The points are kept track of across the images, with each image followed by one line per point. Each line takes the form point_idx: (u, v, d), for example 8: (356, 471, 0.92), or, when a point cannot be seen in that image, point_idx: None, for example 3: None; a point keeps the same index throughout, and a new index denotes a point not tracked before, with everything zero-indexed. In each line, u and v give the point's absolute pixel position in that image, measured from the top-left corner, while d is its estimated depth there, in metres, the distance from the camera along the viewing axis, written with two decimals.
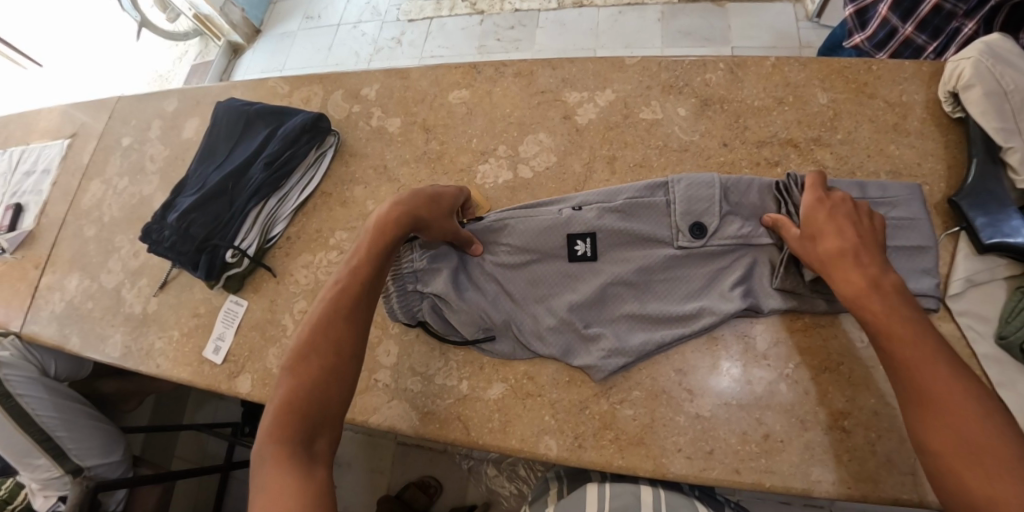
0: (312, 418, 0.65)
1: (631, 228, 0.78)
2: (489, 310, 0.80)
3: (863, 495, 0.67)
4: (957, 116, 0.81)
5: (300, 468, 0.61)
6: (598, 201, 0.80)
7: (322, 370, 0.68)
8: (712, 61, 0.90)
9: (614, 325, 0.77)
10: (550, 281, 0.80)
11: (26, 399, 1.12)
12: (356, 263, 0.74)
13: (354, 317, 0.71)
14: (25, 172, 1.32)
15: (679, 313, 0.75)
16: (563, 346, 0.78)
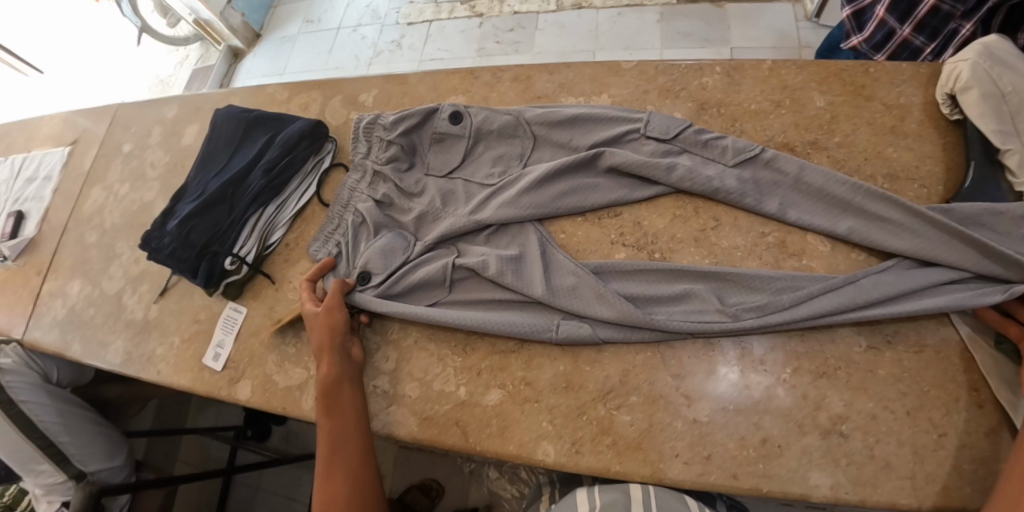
0: None
1: (570, 308, 0.79)
2: (411, 173, 0.91)
3: (862, 500, 0.67)
4: (955, 118, 0.81)
5: None
6: (535, 333, 0.79)
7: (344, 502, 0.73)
8: (709, 65, 0.90)
9: (479, 119, 0.90)
10: (426, 206, 0.88)
11: (30, 405, 1.12)
12: (327, 401, 0.78)
13: (349, 445, 0.76)
14: (27, 179, 1.33)
15: (527, 140, 0.89)
16: (501, 134, 0.90)
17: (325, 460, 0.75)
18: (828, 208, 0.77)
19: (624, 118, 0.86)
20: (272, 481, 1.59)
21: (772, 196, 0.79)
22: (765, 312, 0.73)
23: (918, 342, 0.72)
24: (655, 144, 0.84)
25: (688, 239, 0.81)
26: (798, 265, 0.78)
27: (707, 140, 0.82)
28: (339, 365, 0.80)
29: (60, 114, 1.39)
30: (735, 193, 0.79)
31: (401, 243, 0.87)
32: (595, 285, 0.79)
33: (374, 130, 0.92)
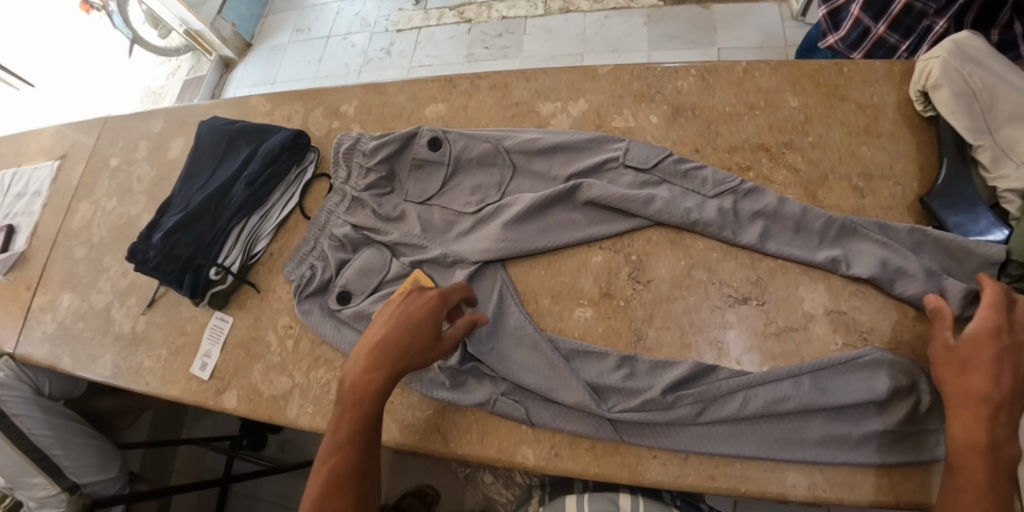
0: None
1: (517, 382, 0.77)
2: (390, 199, 0.91)
3: (839, 498, 0.67)
4: (929, 114, 0.81)
5: None
6: (468, 399, 0.78)
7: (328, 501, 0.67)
8: (684, 69, 0.91)
9: (458, 146, 0.90)
10: (402, 233, 0.88)
11: (21, 418, 1.13)
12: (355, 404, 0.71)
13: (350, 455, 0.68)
14: (17, 194, 1.34)
15: (506, 168, 0.89)
16: (482, 162, 0.90)
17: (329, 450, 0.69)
18: (801, 237, 0.77)
19: (605, 146, 0.86)
20: (268, 490, 1.59)
21: (749, 225, 0.79)
22: (748, 385, 0.71)
23: (893, 340, 0.72)
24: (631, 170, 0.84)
25: (664, 242, 0.82)
26: (774, 266, 0.78)
27: (687, 167, 0.82)
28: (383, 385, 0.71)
29: (49, 129, 1.41)
30: (715, 225, 0.78)
31: (377, 262, 0.88)
32: (552, 357, 0.77)
33: (356, 154, 0.93)
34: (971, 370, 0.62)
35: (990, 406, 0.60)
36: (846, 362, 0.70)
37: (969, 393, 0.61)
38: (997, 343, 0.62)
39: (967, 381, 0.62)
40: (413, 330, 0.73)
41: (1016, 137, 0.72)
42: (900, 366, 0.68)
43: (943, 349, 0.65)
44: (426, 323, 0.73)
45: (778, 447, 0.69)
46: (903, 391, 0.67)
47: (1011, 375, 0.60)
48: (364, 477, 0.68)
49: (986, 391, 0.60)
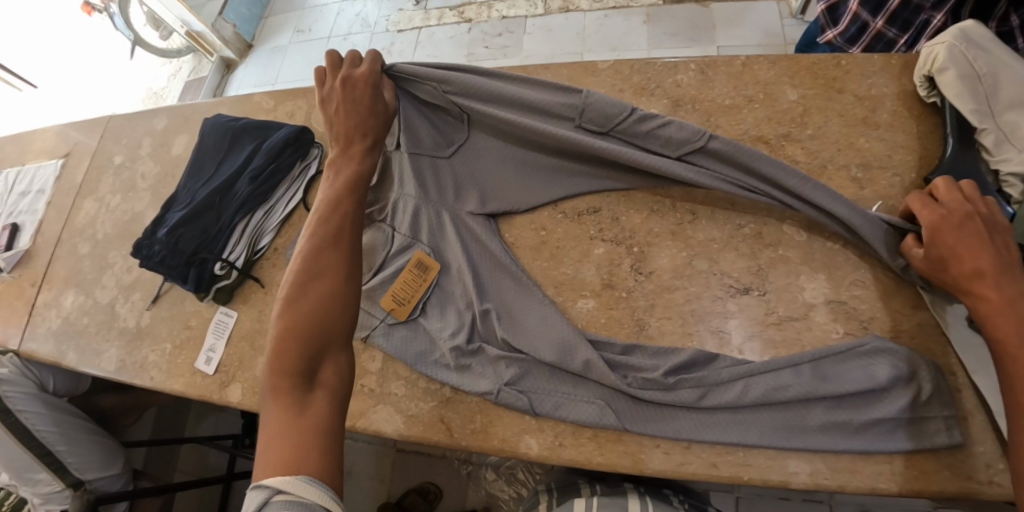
0: (311, 347, 0.64)
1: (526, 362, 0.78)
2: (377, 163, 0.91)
3: (840, 485, 0.68)
4: (931, 100, 0.82)
5: (296, 399, 0.60)
6: (480, 388, 0.78)
7: (316, 295, 0.67)
8: (683, 62, 0.92)
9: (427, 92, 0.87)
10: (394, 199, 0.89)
11: (26, 414, 1.13)
12: (330, 209, 0.75)
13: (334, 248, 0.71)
14: (21, 192, 1.35)
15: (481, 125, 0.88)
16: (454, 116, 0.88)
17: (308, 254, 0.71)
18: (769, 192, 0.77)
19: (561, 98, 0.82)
20: None
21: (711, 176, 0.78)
22: (751, 373, 0.72)
23: (892, 329, 0.73)
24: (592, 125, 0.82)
25: (665, 233, 0.83)
26: (774, 256, 0.79)
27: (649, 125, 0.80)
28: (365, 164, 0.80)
29: (53, 127, 1.41)
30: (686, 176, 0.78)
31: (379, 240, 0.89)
32: (563, 339, 0.77)
33: None
34: (953, 265, 0.65)
35: (990, 281, 0.62)
36: (846, 351, 0.71)
37: (964, 280, 0.64)
38: (954, 228, 0.65)
39: (960, 269, 0.64)
40: (369, 111, 0.81)
41: (1019, 122, 0.73)
42: (900, 355, 0.69)
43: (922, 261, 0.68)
44: (375, 102, 0.82)
45: (780, 434, 0.70)
46: (904, 379, 0.68)
47: (985, 245, 0.63)
48: (347, 267, 0.71)
49: (980, 270, 0.63)
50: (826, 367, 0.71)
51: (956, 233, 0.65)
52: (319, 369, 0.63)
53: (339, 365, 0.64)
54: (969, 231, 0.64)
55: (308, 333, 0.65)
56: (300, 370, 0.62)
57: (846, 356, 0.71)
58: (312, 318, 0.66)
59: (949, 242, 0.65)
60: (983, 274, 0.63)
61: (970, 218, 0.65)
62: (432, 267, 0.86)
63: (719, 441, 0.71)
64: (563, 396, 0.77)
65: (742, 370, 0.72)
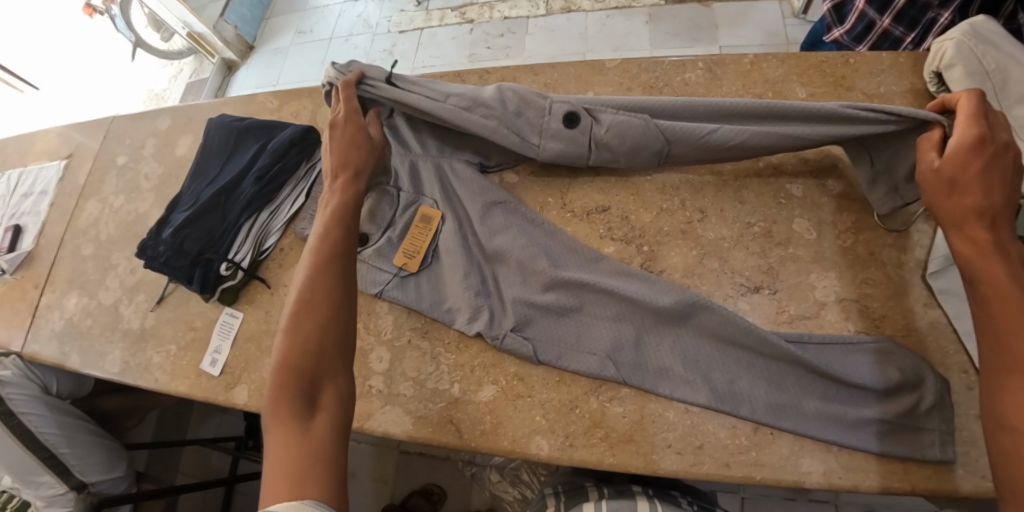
0: (310, 373, 0.63)
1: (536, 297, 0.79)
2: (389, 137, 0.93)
3: (855, 485, 0.67)
4: (942, 95, 0.82)
5: (298, 425, 0.60)
6: (482, 334, 0.81)
7: (314, 321, 0.66)
8: (691, 61, 0.92)
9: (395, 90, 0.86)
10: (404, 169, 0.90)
11: (29, 416, 1.13)
12: (325, 234, 0.73)
13: (330, 272, 0.70)
14: (23, 194, 1.34)
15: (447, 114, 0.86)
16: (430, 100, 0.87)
17: (305, 278, 0.69)
18: (750, 104, 0.75)
19: (514, 122, 0.83)
20: None
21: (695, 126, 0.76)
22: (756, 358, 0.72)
23: (906, 327, 0.72)
24: (571, 103, 0.81)
25: (675, 232, 0.82)
26: (784, 254, 0.78)
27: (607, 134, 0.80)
28: (358, 192, 0.78)
29: (55, 129, 1.41)
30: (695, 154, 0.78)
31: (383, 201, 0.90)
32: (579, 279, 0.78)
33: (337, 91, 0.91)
34: (963, 190, 0.62)
35: (987, 221, 0.60)
36: (852, 347, 0.71)
37: (965, 212, 0.61)
38: (983, 151, 0.61)
39: (964, 203, 0.61)
40: (354, 145, 0.81)
41: None
42: (907, 361, 0.68)
43: (931, 173, 0.65)
44: (358, 137, 0.81)
45: (775, 414, 0.70)
46: (908, 385, 0.68)
47: (1001, 183, 0.61)
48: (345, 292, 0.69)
49: (987, 207, 0.60)
50: (831, 351, 0.71)
51: (979, 157, 0.61)
52: (317, 394, 0.63)
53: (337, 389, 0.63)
54: (994, 165, 0.61)
55: (307, 359, 0.64)
56: (300, 397, 0.61)
57: (851, 351, 0.71)
58: (310, 344, 0.65)
59: (965, 166, 0.62)
60: (989, 211, 0.60)
61: (1002, 154, 0.61)
62: (435, 217, 0.87)
63: (714, 404, 0.72)
64: (566, 322, 0.79)
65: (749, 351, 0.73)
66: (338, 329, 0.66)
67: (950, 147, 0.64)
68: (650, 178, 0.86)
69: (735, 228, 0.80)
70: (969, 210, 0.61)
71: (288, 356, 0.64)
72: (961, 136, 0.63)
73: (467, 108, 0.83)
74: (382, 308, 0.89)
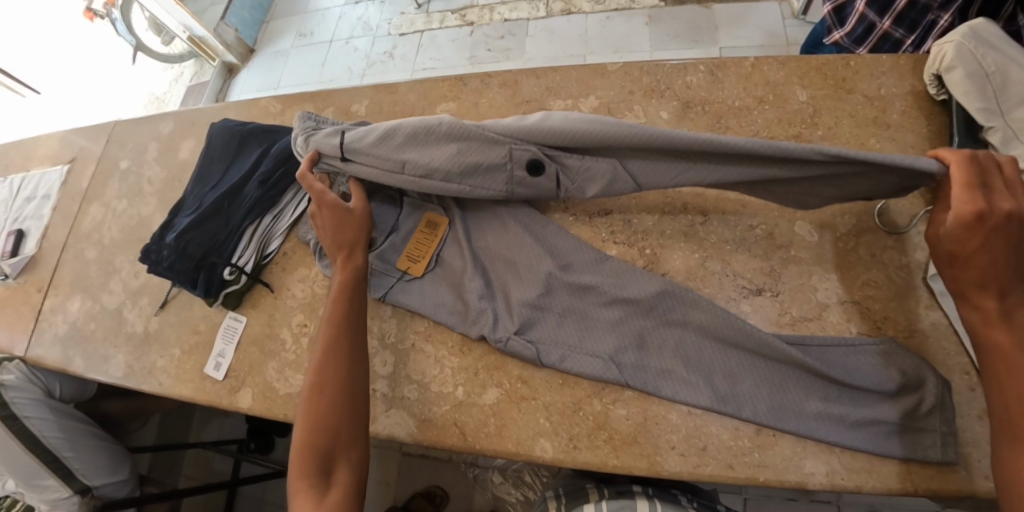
0: (324, 453, 0.72)
1: (538, 296, 0.79)
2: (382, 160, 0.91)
3: (858, 486, 0.67)
4: (941, 98, 0.82)
5: (312, 499, 0.69)
6: (486, 337, 0.81)
7: (327, 403, 0.74)
8: (692, 64, 0.92)
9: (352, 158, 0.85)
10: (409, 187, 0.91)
11: (32, 420, 1.12)
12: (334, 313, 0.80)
13: (340, 355, 0.77)
14: (26, 198, 1.35)
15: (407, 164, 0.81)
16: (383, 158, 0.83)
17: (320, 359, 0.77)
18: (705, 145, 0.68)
19: (468, 176, 0.79)
20: (278, 495, 1.58)
21: (665, 171, 0.73)
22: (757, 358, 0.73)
23: (908, 328, 0.73)
24: (534, 151, 0.77)
25: (677, 235, 0.82)
26: (786, 257, 0.79)
27: (579, 181, 0.77)
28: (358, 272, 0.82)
29: (57, 133, 1.41)
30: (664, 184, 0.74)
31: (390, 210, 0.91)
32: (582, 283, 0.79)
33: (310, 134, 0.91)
34: (965, 265, 0.61)
35: (994, 292, 0.60)
36: (854, 347, 0.72)
37: (969, 285, 0.62)
38: (980, 230, 0.59)
39: (968, 275, 0.61)
40: (341, 226, 0.84)
41: None
42: (908, 361, 0.69)
43: (934, 242, 0.64)
44: (341, 217, 0.84)
45: (775, 415, 0.70)
46: (910, 387, 0.68)
47: (1006, 251, 0.59)
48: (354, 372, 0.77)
49: (989, 282, 0.60)
50: (832, 353, 0.72)
51: (977, 235, 0.60)
52: (331, 469, 0.72)
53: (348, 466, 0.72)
54: (994, 239, 0.59)
55: (322, 439, 0.73)
56: (316, 473, 0.71)
57: (852, 353, 0.71)
58: (325, 424, 0.73)
59: (965, 242, 0.60)
60: (996, 283, 0.60)
61: (1003, 227, 0.58)
62: (442, 224, 0.88)
63: (717, 406, 0.72)
64: (568, 323, 0.79)
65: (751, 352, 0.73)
66: (349, 409, 0.75)
67: (948, 222, 0.62)
68: None
69: (737, 231, 0.81)
70: (972, 284, 0.61)
71: (307, 434, 0.73)
72: (956, 214, 0.61)
73: (426, 176, 0.80)
74: (386, 311, 0.89)
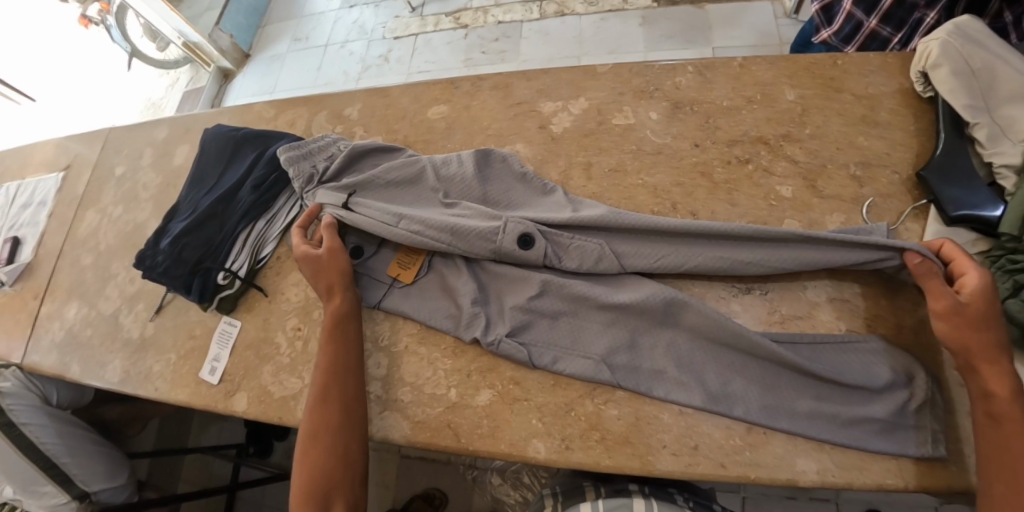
0: (320, 485, 0.73)
1: (531, 298, 0.80)
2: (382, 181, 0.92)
3: (849, 483, 0.68)
4: (929, 95, 0.83)
5: None
6: (478, 340, 0.81)
7: (325, 440, 0.75)
8: (682, 65, 0.93)
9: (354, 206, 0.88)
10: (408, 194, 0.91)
11: (30, 427, 1.12)
12: (326, 351, 0.80)
13: (335, 393, 0.77)
14: (22, 205, 1.35)
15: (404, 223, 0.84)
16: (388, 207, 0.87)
17: (316, 397, 0.78)
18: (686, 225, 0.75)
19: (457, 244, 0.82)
20: (276, 499, 1.58)
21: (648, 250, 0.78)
22: (750, 359, 0.73)
23: (898, 326, 0.73)
24: (525, 224, 0.80)
25: None
26: None
27: (565, 254, 0.80)
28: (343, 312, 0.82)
29: (52, 140, 1.42)
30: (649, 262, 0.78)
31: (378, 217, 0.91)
32: (576, 290, 0.78)
33: (308, 175, 0.93)
34: (985, 326, 0.63)
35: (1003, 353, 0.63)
36: (848, 344, 0.72)
37: (991, 347, 0.62)
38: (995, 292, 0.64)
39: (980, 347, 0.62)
40: (324, 269, 0.84)
41: (1014, 116, 0.73)
42: (899, 360, 0.70)
43: (951, 308, 0.64)
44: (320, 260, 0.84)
45: (766, 415, 0.71)
46: (900, 385, 0.69)
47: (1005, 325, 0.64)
48: (350, 409, 0.77)
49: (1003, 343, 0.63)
50: (825, 352, 0.72)
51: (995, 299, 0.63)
52: (331, 501, 0.73)
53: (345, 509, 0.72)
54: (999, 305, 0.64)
55: (321, 472, 0.74)
56: (316, 504, 0.72)
57: (844, 352, 0.72)
58: (324, 457, 0.74)
59: (986, 306, 0.63)
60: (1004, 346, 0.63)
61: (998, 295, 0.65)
62: None
63: (708, 406, 0.72)
64: (560, 324, 0.79)
65: (744, 353, 0.73)
66: (346, 440, 0.75)
67: (970, 288, 0.64)
68: (642, 182, 0.87)
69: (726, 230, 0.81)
70: (995, 347, 0.62)
71: (308, 466, 0.74)
72: (976, 276, 0.65)
73: (417, 235, 0.83)
74: (379, 313, 0.89)
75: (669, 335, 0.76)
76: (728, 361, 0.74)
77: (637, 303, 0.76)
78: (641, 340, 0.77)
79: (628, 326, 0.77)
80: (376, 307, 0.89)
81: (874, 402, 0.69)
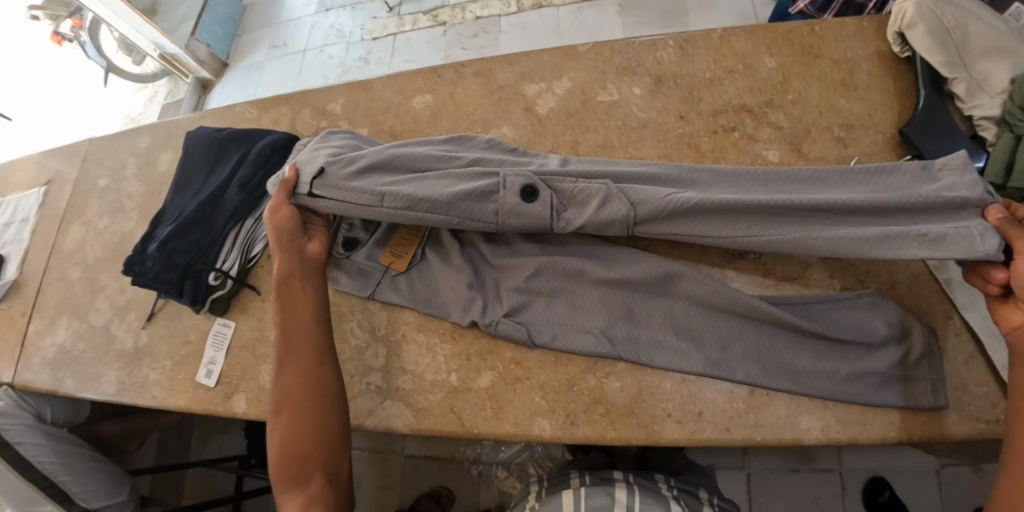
0: (298, 455, 0.72)
1: (534, 275, 0.79)
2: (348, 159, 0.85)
3: (853, 438, 0.69)
4: (906, 55, 0.84)
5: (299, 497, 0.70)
6: (477, 323, 0.81)
7: (299, 411, 0.74)
8: (662, 40, 0.93)
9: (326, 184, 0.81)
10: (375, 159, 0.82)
11: (26, 446, 1.10)
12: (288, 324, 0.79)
13: (303, 365, 0.76)
14: (4, 224, 1.33)
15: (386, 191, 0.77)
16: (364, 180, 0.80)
17: (285, 369, 0.77)
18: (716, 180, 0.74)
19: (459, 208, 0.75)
20: None
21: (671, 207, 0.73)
22: (749, 317, 0.73)
23: (890, 281, 0.74)
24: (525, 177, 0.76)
25: None
26: None
27: (572, 209, 0.76)
28: (306, 286, 0.81)
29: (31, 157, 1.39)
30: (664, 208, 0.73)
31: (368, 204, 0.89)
32: (577, 266, 0.78)
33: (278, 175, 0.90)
34: None
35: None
36: (842, 300, 0.72)
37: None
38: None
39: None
40: (283, 252, 0.82)
41: (990, 70, 0.75)
42: (892, 313, 0.70)
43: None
44: (284, 242, 0.82)
45: (766, 376, 0.71)
46: (895, 338, 0.69)
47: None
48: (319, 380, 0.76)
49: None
50: (819, 307, 0.73)
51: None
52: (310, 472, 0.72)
53: (325, 482, 0.71)
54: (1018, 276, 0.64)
55: (296, 444, 0.73)
56: (295, 475, 0.71)
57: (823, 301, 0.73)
58: (297, 428, 0.73)
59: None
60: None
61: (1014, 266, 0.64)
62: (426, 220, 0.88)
63: (708, 371, 0.73)
64: (558, 302, 0.79)
65: (742, 313, 0.73)
66: (317, 410, 0.74)
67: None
68: (630, 156, 0.88)
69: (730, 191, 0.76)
70: None
71: (283, 438, 0.73)
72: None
73: (405, 207, 0.76)
74: (376, 304, 0.89)
75: (668, 303, 0.76)
76: (726, 325, 0.74)
77: (638, 276, 0.76)
78: (636, 311, 0.77)
79: (625, 296, 0.77)
80: (373, 298, 0.88)
81: (867, 352, 0.70)
